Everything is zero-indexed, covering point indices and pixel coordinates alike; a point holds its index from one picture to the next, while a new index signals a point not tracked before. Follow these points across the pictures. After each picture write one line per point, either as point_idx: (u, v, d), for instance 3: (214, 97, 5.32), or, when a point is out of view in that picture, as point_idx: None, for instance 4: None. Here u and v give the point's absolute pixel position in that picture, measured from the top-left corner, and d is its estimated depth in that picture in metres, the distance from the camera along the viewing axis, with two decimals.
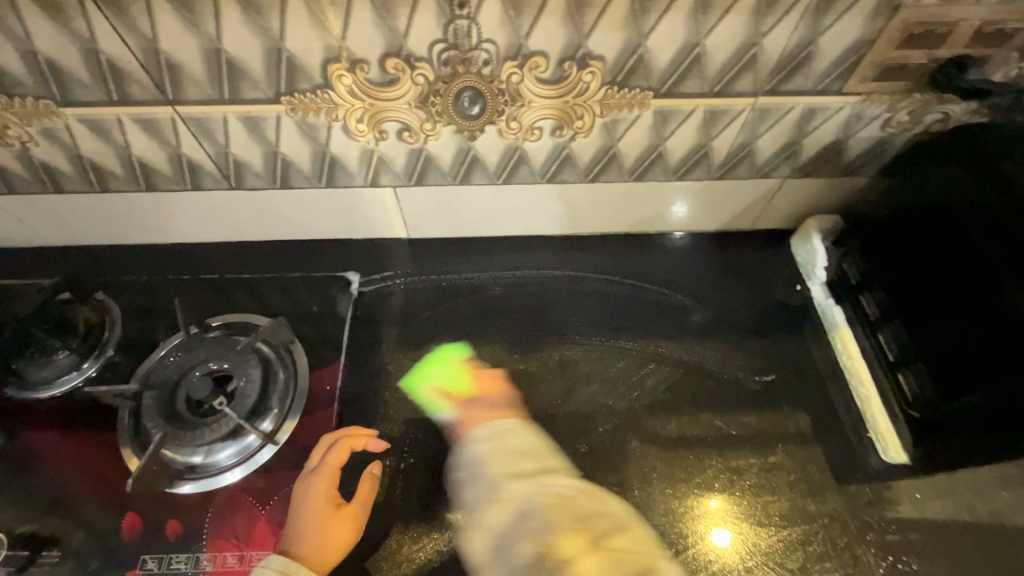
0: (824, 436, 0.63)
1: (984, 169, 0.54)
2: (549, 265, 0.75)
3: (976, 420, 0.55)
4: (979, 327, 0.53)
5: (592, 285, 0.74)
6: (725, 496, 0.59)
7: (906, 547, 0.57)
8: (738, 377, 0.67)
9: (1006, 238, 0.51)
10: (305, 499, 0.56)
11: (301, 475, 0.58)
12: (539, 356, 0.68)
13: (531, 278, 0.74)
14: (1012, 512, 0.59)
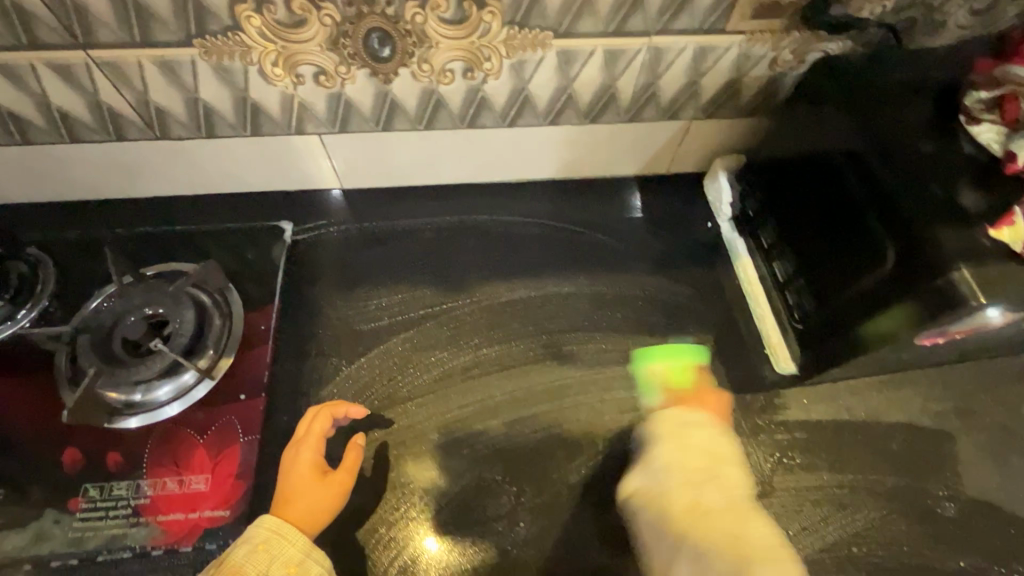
0: (724, 353, 0.70)
1: (854, 109, 0.55)
2: (478, 211, 0.79)
3: (840, 342, 0.58)
4: (846, 258, 0.56)
5: (518, 228, 0.79)
6: None
7: (791, 445, 0.64)
8: (649, 305, 0.73)
9: (867, 176, 0.53)
10: (292, 464, 0.57)
11: (287, 445, 0.59)
12: (465, 292, 0.73)
13: (460, 224, 0.78)
14: (886, 411, 0.66)
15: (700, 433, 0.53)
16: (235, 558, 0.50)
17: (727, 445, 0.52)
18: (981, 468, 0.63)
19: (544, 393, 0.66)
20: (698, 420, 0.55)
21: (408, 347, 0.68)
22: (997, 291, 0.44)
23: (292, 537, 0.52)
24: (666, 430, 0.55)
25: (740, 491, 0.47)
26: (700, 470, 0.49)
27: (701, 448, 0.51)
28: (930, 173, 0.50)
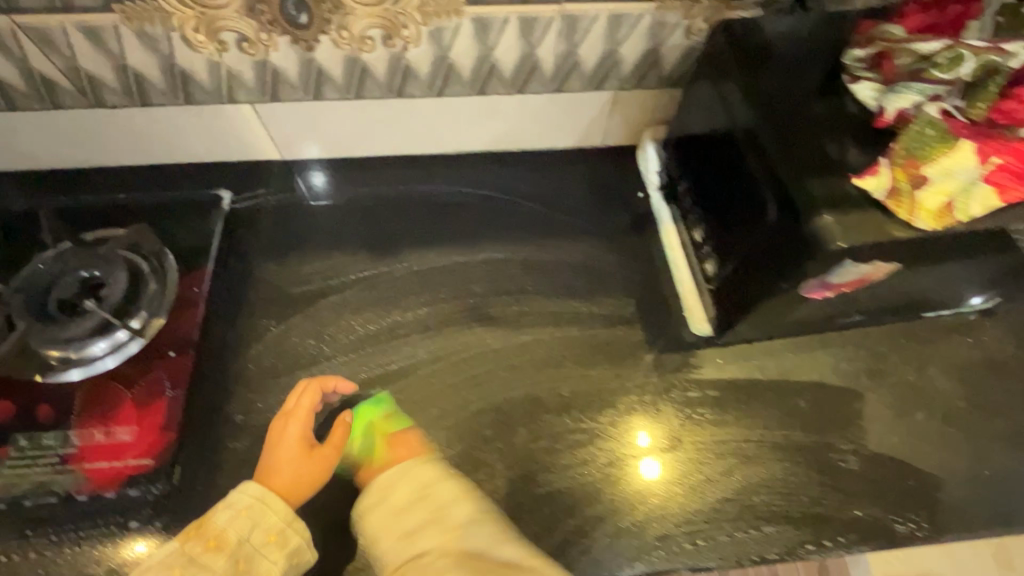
0: (644, 315, 0.72)
1: (750, 78, 0.56)
2: (415, 181, 0.82)
3: (744, 301, 0.60)
4: (745, 226, 0.57)
5: (453, 198, 0.81)
6: (657, 434, 0.64)
7: (703, 402, 0.66)
8: (575, 270, 0.75)
9: (757, 146, 0.52)
10: (280, 436, 0.60)
11: (277, 417, 0.62)
12: (397, 258, 0.75)
13: (397, 193, 0.81)
14: (798, 370, 0.68)
15: (399, 488, 0.56)
16: (217, 524, 0.53)
17: (429, 471, 0.57)
18: (886, 424, 0.65)
19: (468, 352, 0.68)
20: (395, 475, 0.57)
21: (336, 309, 0.70)
22: (857, 235, 0.45)
23: (275, 505, 0.55)
24: (399, 493, 0.56)
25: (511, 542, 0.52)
26: (427, 520, 0.54)
27: (404, 506, 0.55)
28: (809, 127, 0.51)
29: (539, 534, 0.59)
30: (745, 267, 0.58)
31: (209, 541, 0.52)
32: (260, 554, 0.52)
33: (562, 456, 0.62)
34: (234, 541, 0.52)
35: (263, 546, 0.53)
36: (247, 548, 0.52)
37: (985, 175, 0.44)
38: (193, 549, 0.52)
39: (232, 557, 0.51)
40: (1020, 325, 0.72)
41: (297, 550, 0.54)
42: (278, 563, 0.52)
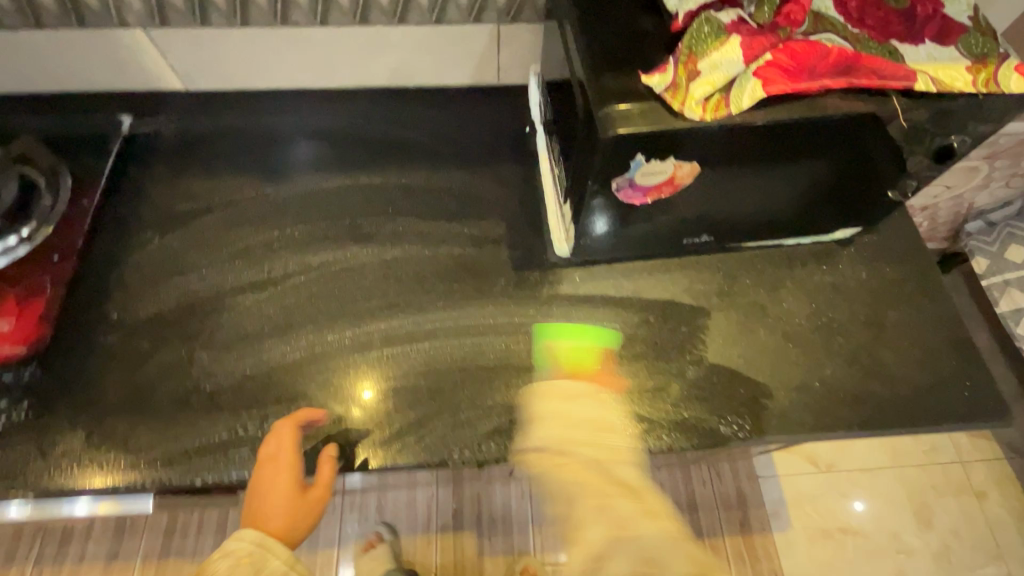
0: (512, 236, 0.75)
1: None
2: (311, 112, 0.85)
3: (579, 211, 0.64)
4: (575, 136, 0.60)
5: (346, 128, 0.83)
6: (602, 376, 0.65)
7: (558, 311, 0.70)
8: (452, 196, 0.78)
9: (571, 53, 0.56)
10: (269, 484, 0.57)
11: (263, 462, 0.58)
12: (283, 180, 0.79)
13: (292, 123, 0.84)
14: (651, 290, 0.72)
15: (581, 405, 0.59)
16: (219, 570, 0.55)
17: (603, 409, 0.59)
18: (728, 339, 0.69)
19: (339, 265, 0.72)
20: (585, 390, 0.60)
21: (219, 225, 0.74)
22: (632, 125, 0.48)
23: (276, 550, 0.57)
24: (551, 410, 0.59)
25: (584, 461, 0.55)
26: (586, 445, 0.56)
27: (578, 423, 0.57)
28: (620, 33, 0.54)
29: (380, 425, 0.62)
30: (576, 175, 0.61)
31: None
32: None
33: (412, 358, 0.66)
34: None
35: None
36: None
37: (755, 71, 0.47)
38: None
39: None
40: (872, 254, 0.76)
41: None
42: None
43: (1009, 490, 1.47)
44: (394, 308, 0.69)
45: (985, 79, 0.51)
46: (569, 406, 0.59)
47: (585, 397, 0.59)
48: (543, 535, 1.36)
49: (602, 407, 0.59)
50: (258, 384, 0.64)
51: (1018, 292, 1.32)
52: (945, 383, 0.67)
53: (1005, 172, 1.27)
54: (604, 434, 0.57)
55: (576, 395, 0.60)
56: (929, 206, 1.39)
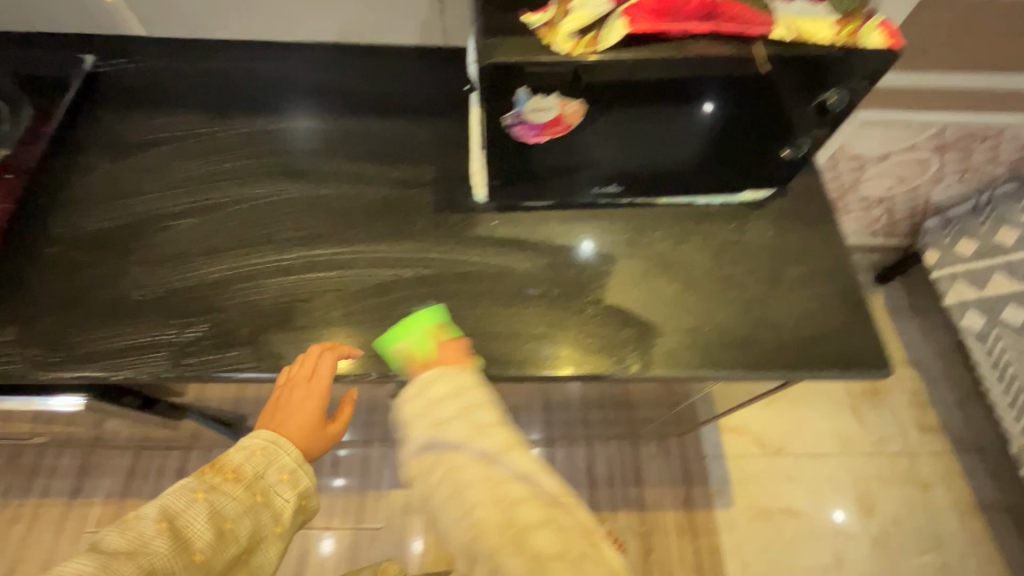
0: (438, 180, 0.79)
1: None
2: (265, 62, 0.89)
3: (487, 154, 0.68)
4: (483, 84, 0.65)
5: (295, 76, 0.88)
6: (506, 310, 0.71)
7: (474, 249, 0.74)
8: (387, 142, 0.83)
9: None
10: (299, 403, 0.62)
11: (296, 377, 0.63)
12: (231, 121, 0.83)
13: (245, 69, 0.88)
14: (562, 236, 0.76)
15: (433, 387, 0.61)
16: (233, 460, 0.58)
17: (472, 390, 0.61)
18: (628, 283, 0.73)
19: (274, 196, 0.77)
20: (434, 374, 0.62)
21: (166, 155, 0.80)
22: (506, 54, 0.52)
23: (286, 447, 0.60)
24: (414, 403, 0.62)
25: (467, 458, 0.57)
26: (450, 433, 0.59)
27: (438, 406, 0.60)
28: None
29: (293, 341, 0.67)
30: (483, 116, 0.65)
31: (227, 474, 0.57)
32: (275, 490, 0.58)
33: (329, 283, 0.70)
34: (252, 474, 0.57)
35: (276, 483, 0.58)
36: (263, 483, 0.58)
37: (624, 10, 0.51)
38: (211, 479, 0.56)
39: (249, 489, 0.57)
40: (779, 217, 0.80)
41: (306, 493, 0.60)
42: (291, 501, 0.59)
43: (954, 485, 1.48)
44: (319, 238, 0.74)
45: (849, 32, 0.55)
46: (421, 390, 0.61)
47: (440, 379, 0.61)
48: None
49: (451, 385, 0.61)
50: (183, 296, 0.69)
51: (966, 285, 1.32)
52: (830, 334, 0.71)
53: (955, 166, 1.29)
54: (452, 422, 0.59)
55: (435, 378, 0.61)
56: (885, 199, 1.41)
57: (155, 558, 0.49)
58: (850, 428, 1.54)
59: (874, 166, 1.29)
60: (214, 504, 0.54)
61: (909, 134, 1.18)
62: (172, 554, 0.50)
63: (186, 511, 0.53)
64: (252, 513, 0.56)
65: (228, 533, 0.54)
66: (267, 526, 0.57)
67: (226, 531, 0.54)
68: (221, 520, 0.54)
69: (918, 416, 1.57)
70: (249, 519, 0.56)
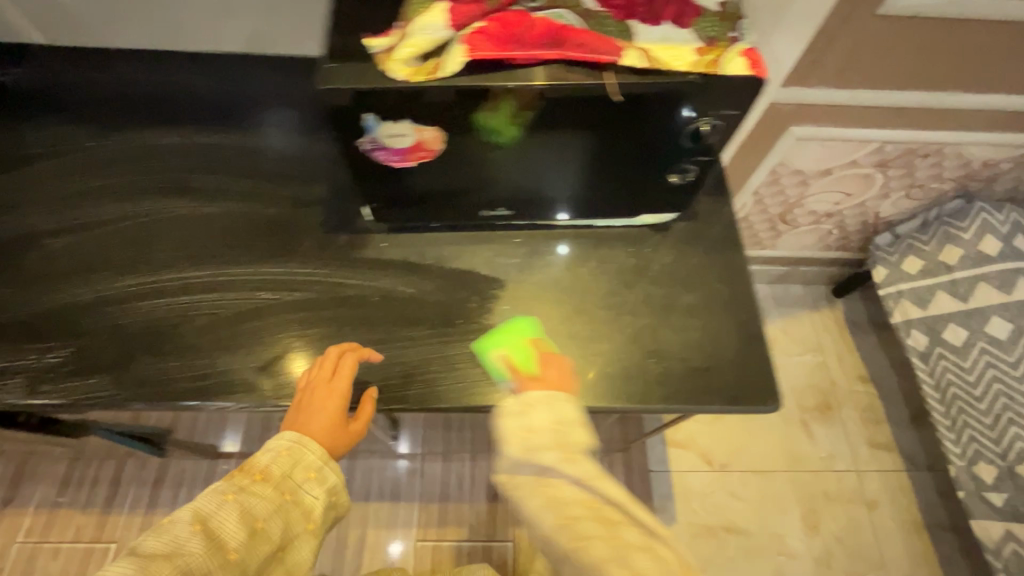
0: (332, 198, 0.77)
1: None
2: (162, 71, 0.85)
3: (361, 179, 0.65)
4: None
5: (194, 86, 0.84)
6: (384, 337, 0.69)
7: (359, 271, 0.72)
8: (283, 157, 0.80)
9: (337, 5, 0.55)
10: (320, 404, 0.61)
11: (315, 380, 0.63)
12: (122, 134, 0.81)
13: (140, 78, 0.85)
14: (454, 258, 0.74)
15: (535, 411, 0.58)
16: (260, 461, 0.56)
17: (570, 419, 0.58)
18: (519, 308, 0.72)
19: (157, 214, 0.75)
20: (540, 396, 0.59)
21: (50, 170, 0.77)
22: (341, 81, 0.50)
23: (311, 446, 0.58)
24: (509, 425, 0.59)
25: (568, 480, 0.54)
26: (521, 450, 0.57)
27: (540, 431, 0.57)
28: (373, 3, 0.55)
29: (156, 367, 0.65)
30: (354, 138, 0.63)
31: (256, 475, 0.55)
32: (303, 489, 0.57)
33: (203, 306, 0.68)
34: (279, 474, 0.56)
35: (304, 482, 0.57)
36: (291, 482, 0.56)
37: (464, 37, 0.49)
38: (241, 481, 0.54)
39: (278, 489, 0.55)
40: (682, 241, 0.78)
41: (336, 490, 0.58)
42: (320, 498, 0.57)
43: (901, 503, 1.46)
44: (198, 259, 0.72)
45: (710, 60, 0.52)
46: (529, 411, 0.59)
47: (555, 400, 0.59)
48: (428, 512, 1.39)
49: (561, 409, 0.59)
50: (47, 318, 0.67)
51: (910, 304, 1.30)
52: (721, 364, 0.70)
53: (901, 181, 1.26)
54: (532, 437, 0.57)
55: (548, 400, 0.59)
56: (834, 213, 1.38)
57: (192, 558, 0.48)
58: (800, 444, 1.52)
59: (818, 181, 1.26)
60: (245, 504, 0.53)
61: (849, 150, 1.15)
62: (208, 553, 0.49)
63: (218, 513, 0.51)
64: (280, 512, 0.54)
65: (261, 531, 0.52)
66: (300, 524, 0.56)
67: (259, 530, 0.52)
68: (253, 519, 0.52)
69: (869, 432, 1.55)
70: (280, 518, 0.54)
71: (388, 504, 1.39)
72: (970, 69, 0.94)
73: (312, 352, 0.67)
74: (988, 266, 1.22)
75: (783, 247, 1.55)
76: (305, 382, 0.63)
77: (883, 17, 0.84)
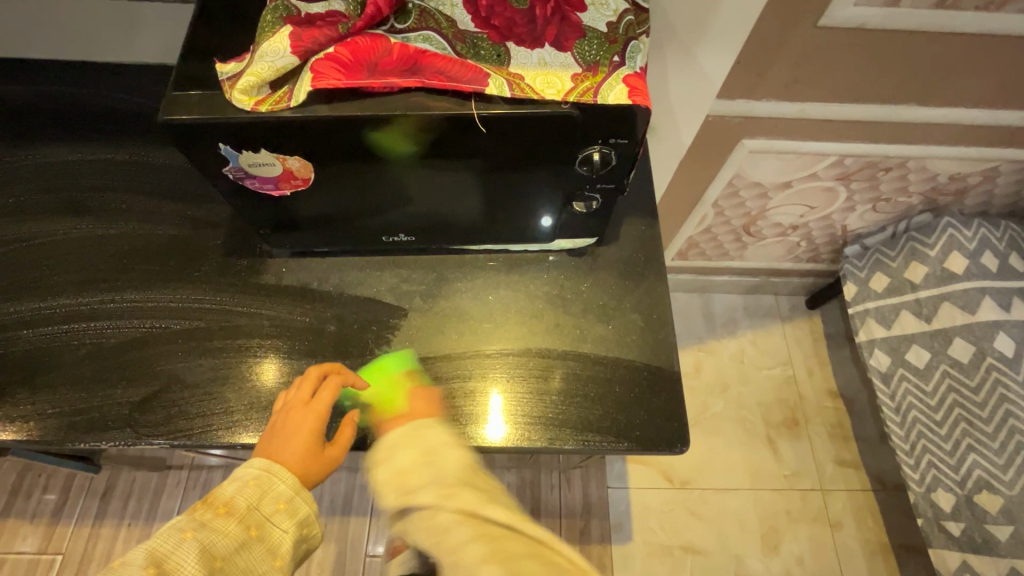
0: (232, 219, 0.73)
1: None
2: (63, 84, 0.80)
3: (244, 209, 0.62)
4: None
5: (96, 99, 0.80)
6: (274, 369, 0.66)
7: (253, 300, 0.69)
8: (185, 174, 0.76)
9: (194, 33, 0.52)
10: (296, 428, 0.57)
11: (293, 402, 0.59)
12: (22, 151, 0.77)
13: (40, 92, 0.80)
14: (356, 286, 0.71)
15: (398, 451, 0.53)
16: (225, 493, 0.52)
17: (456, 449, 0.52)
18: (421, 340, 0.69)
19: (46, 236, 0.71)
20: (395, 437, 0.54)
21: None
22: (185, 112, 0.47)
23: (281, 475, 0.54)
24: (387, 473, 0.52)
25: (439, 505, 0.45)
26: (426, 484, 0.49)
27: (413, 471, 0.50)
28: (233, 33, 0.52)
29: (32, 403, 0.63)
30: None
31: (219, 507, 0.51)
32: (271, 521, 0.52)
33: (85, 335, 0.66)
34: (244, 507, 0.51)
35: (272, 515, 0.52)
36: (259, 515, 0.51)
37: (310, 65, 0.46)
38: (202, 515, 0.50)
39: (243, 523, 0.50)
40: (600, 267, 0.74)
41: (307, 522, 0.54)
42: (288, 532, 0.52)
43: (867, 523, 1.42)
44: (87, 285, 0.69)
45: (585, 89, 0.48)
46: (415, 454, 0.52)
47: (416, 437, 0.54)
48: (379, 527, 1.37)
49: (444, 437, 0.53)
50: None
51: (875, 324, 1.28)
52: (629, 402, 0.67)
53: (865, 195, 1.20)
54: (420, 471, 0.51)
55: (414, 430, 0.54)
56: (800, 225, 1.33)
57: None
58: (765, 461, 1.48)
59: (778, 194, 1.21)
60: (206, 541, 0.48)
61: (806, 162, 1.10)
62: None
63: (177, 552, 0.46)
64: (246, 549, 0.50)
65: (220, 571, 0.48)
66: (265, 561, 0.50)
67: (218, 570, 0.48)
68: (213, 558, 0.48)
69: (837, 449, 1.51)
70: (243, 555, 0.49)
71: (338, 519, 1.37)
72: (926, 82, 0.89)
73: (196, 386, 0.64)
74: (953, 285, 1.17)
75: (751, 258, 1.50)
76: (283, 404, 0.60)
77: (826, 29, 0.78)
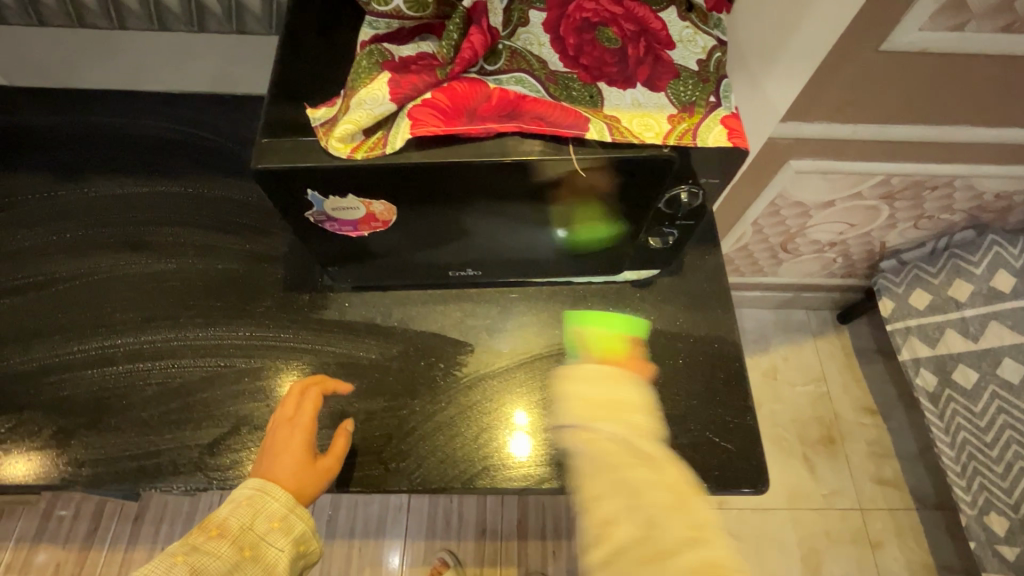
0: (291, 252, 0.72)
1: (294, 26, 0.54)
2: (113, 114, 0.79)
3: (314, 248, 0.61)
4: None
5: (148, 129, 0.79)
6: (344, 409, 0.65)
7: (317, 335, 0.68)
8: (241, 206, 0.75)
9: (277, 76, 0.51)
10: (286, 446, 0.55)
11: (279, 420, 0.57)
12: (74, 184, 0.76)
13: (89, 121, 0.79)
14: (419, 321, 0.70)
15: (597, 382, 0.48)
16: (218, 515, 0.50)
17: (634, 394, 0.48)
18: (487, 376, 0.67)
19: (105, 272, 0.70)
20: (600, 370, 0.49)
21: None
22: (276, 159, 0.46)
23: (276, 492, 0.52)
24: (578, 392, 0.48)
25: (606, 437, 0.45)
26: (602, 421, 0.46)
27: (605, 403, 0.47)
28: (314, 77, 0.51)
29: (98, 445, 0.62)
30: None
31: (210, 530, 0.48)
32: (266, 540, 0.50)
33: (150, 374, 0.65)
34: (238, 528, 0.49)
35: (266, 533, 0.50)
36: (253, 535, 0.49)
37: (409, 110, 0.46)
38: (194, 539, 0.47)
39: (236, 544, 0.48)
40: (666, 299, 0.73)
41: (304, 538, 0.52)
42: (285, 550, 0.50)
43: (908, 544, 1.40)
44: (148, 322, 0.68)
45: (683, 130, 0.47)
46: (578, 381, 0.49)
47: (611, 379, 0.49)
48: (414, 550, 1.35)
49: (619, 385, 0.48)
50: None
51: (919, 342, 1.26)
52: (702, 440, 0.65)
53: (908, 213, 1.18)
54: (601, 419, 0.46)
55: (610, 376, 0.49)
56: (838, 243, 1.31)
57: None
58: (802, 480, 1.46)
59: (820, 212, 1.19)
60: (197, 565, 0.46)
61: (851, 182, 1.08)
62: None
63: None
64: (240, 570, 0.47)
65: None
66: None
67: None
68: None
69: (874, 467, 1.48)
70: None
71: (373, 542, 1.35)
72: (983, 104, 0.88)
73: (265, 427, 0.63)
74: (999, 305, 1.17)
75: (785, 274, 1.49)
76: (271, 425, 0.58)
77: (886, 53, 0.77)
